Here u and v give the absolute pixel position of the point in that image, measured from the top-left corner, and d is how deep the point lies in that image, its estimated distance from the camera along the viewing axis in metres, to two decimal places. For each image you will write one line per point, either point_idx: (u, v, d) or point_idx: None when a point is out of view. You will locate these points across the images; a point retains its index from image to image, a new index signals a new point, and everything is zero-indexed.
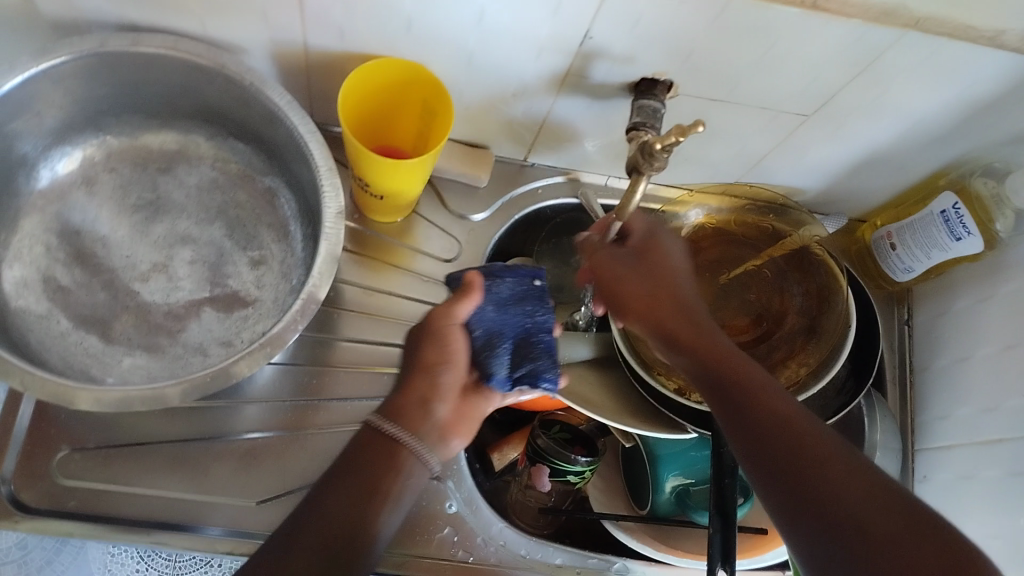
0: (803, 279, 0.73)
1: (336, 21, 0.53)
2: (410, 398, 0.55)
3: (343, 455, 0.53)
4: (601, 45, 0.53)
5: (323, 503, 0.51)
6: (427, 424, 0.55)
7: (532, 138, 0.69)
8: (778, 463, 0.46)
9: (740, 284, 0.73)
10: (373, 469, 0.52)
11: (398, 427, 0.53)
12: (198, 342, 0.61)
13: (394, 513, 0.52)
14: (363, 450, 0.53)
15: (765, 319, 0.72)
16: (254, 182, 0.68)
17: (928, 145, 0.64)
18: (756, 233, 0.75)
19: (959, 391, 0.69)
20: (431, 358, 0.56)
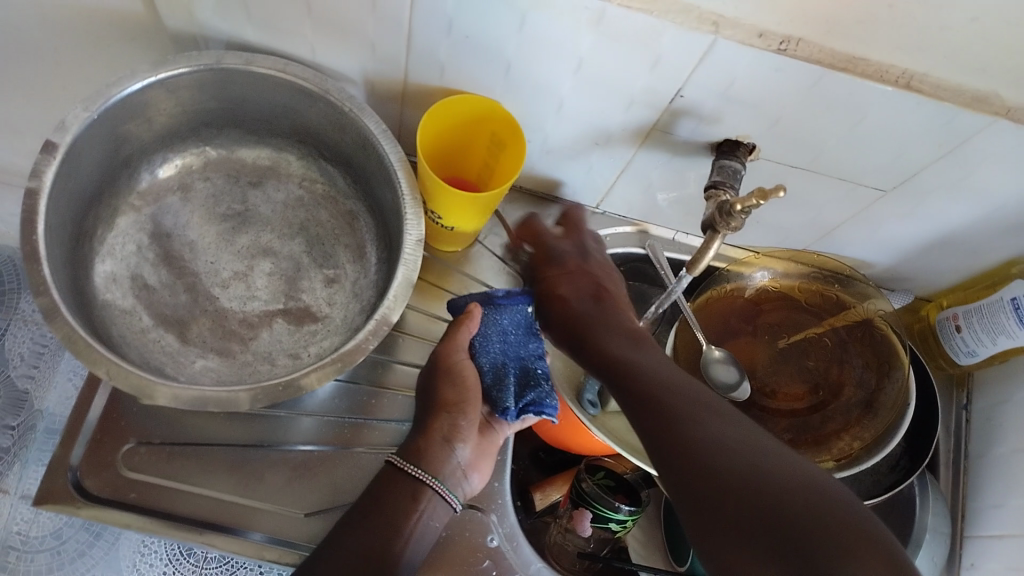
0: (864, 350, 0.73)
1: (439, 58, 0.56)
2: (432, 440, 0.59)
3: (369, 493, 0.57)
4: (691, 104, 0.55)
5: (349, 541, 0.54)
6: (447, 465, 0.59)
7: (608, 185, 0.70)
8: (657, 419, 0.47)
9: (799, 351, 0.74)
10: (402, 502, 0.56)
11: (418, 468, 0.57)
12: (268, 352, 0.64)
13: (418, 550, 0.56)
14: (388, 487, 0.57)
15: (822, 388, 0.72)
16: (337, 204, 0.71)
17: (1007, 232, 0.64)
18: (819, 301, 0.75)
19: (1015, 481, 0.68)
20: (448, 401, 0.59)
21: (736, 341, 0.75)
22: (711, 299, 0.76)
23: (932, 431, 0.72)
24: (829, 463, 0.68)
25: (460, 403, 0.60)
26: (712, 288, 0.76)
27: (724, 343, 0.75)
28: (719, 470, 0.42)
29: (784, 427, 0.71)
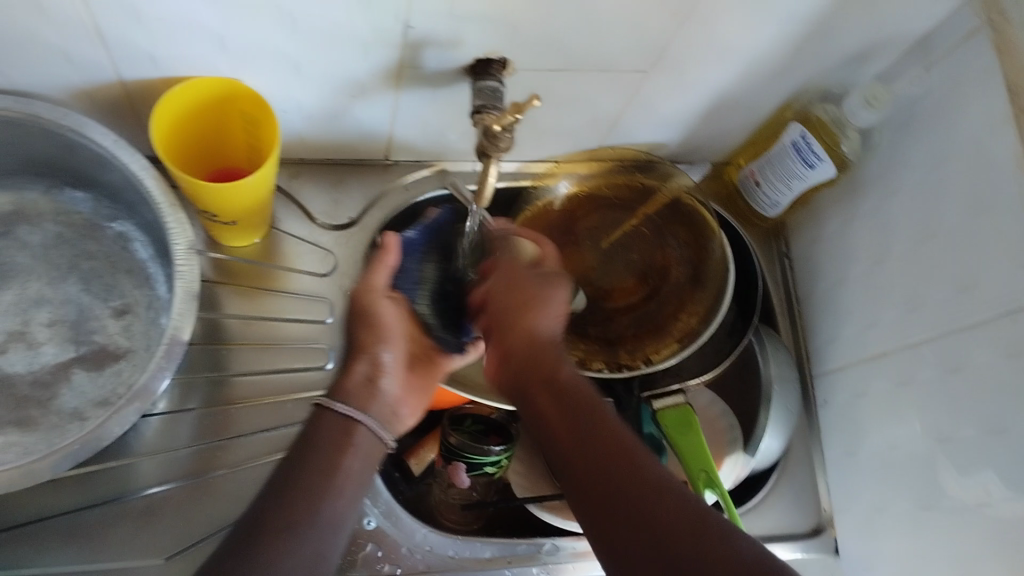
0: (679, 226, 0.74)
1: (145, 50, 0.51)
2: (355, 379, 0.61)
3: (300, 437, 0.56)
4: (424, 32, 0.53)
5: (290, 492, 0.53)
6: (375, 403, 0.61)
7: (387, 135, 0.67)
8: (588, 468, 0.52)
9: (622, 247, 0.76)
10: (331, 436, 0.57)
11: (348, 405, 0.58)
12: (72, 408, 0.59)
13: (356, 490, 0.56)
14: (318, 426, 0.57)
15: (651, 275, 0.74)
16: (103, 230, 0.64)
17: (770, 80, 0.65)
18: (627, 192, 0.75)
19: (841, 310, 0.71)
20: (372, 337, 0.62)
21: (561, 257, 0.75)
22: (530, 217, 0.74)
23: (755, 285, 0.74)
24: (673, 346, 0.70)
25: (379, 338, 0.62)
26: (525, 208, 0.75)
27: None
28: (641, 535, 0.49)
29: (625, 323, 0.73)
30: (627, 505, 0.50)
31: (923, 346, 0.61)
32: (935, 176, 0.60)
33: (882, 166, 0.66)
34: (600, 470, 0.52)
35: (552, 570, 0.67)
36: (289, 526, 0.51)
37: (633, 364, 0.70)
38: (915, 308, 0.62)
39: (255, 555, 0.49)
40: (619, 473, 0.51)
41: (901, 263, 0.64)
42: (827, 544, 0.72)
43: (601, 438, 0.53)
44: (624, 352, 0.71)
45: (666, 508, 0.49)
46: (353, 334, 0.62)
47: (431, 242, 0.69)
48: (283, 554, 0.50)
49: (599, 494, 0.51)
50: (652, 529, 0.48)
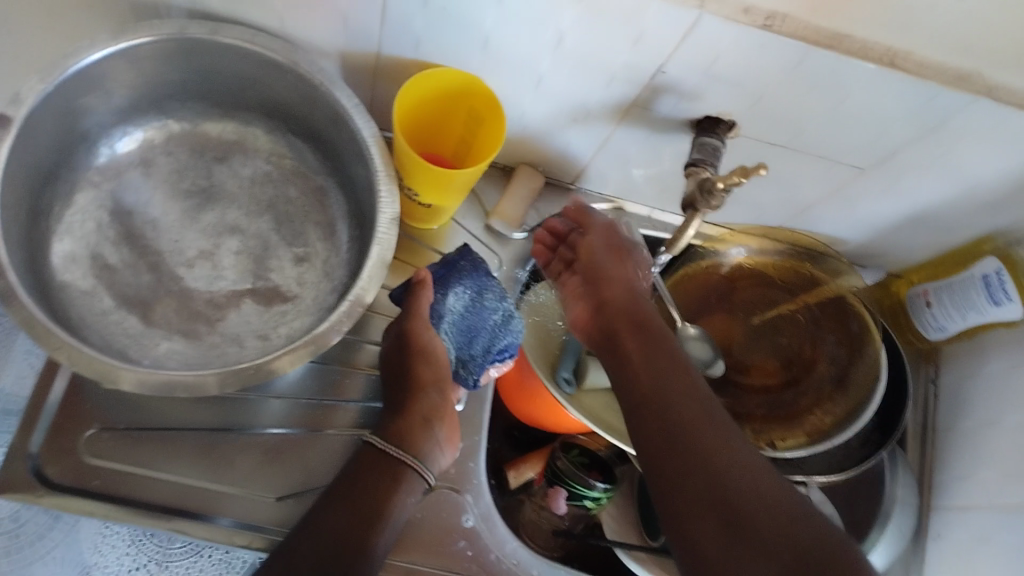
0: (834, 319, 0.74)
1: (415, 31, 0.54)
2: (413, 417, 0.60)
3: (345, 473, 0.57)
4: (674, 80, 0.54)
5: (342, 524, 0.54)
6: (426, 443, 0.60)
7: (587, 161, 0.68)
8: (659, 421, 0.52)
9: (773, 327, 0.75)
10: (382, 475, 0.57)
11: (401, 449, 0.58)
12: (237, 334, 0.62)
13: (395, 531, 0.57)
14: (367, 469, 0.57)
15: (794, 364, 0.74)
16: (307, 180, 0.68)
17: (978, 211, 0.64)
18: (792, 277, 0.75)
19: (984, 454, 0.69)
20: (427, 378, 0.61)
21: (711, 318, 0.75)
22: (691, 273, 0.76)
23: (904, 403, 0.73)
24: (801, 439, 0.69)
25: (435, 377, 0.62)
26: (689, 265, 0.76)
27: (699, 320, 0.74)
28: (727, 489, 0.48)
29: (757, 404, 0.72)
30: (701, 480, 0.48)
31: None
32: None
33: None
34: (661, 429, 0.51)
35: None
36: (330, 557, 0.52)
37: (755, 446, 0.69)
38: None
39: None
40: (689, 451, 0.50)
41: None
42: None
43: (669, 396, 0.53)
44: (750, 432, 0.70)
45: (736, 484, 0.48)
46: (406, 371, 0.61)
47: (456, 272, 0.64)
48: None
49: (658, 449, 0.51)
50: (721, 493, 0.48)
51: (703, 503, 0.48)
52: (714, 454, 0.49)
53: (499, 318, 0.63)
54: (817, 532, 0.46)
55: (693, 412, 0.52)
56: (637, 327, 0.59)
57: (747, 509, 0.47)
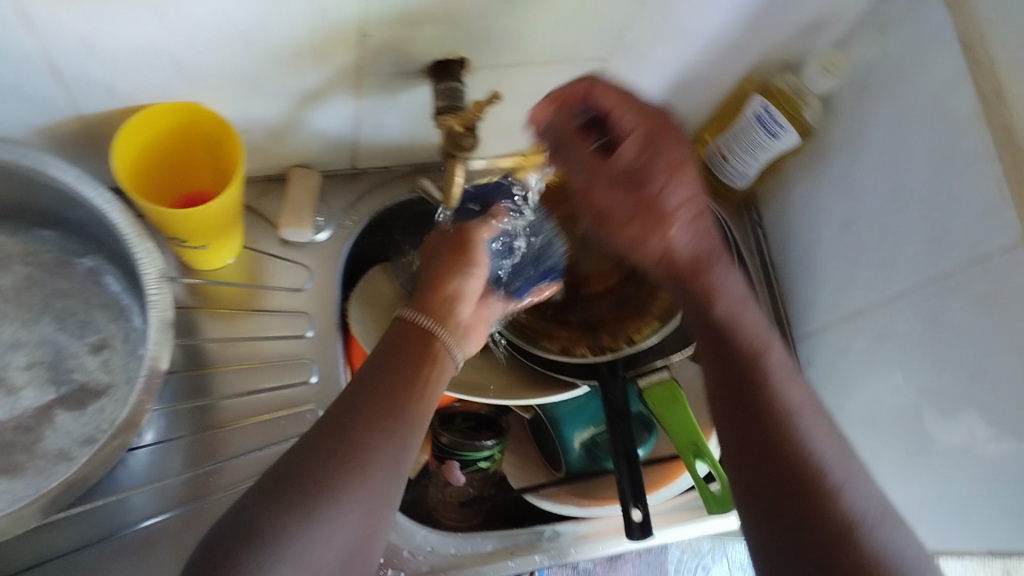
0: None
1: (102, 82, 0.50)
2: (442, 293, 0.61)
3: (380, 345, 0.56)
4: (383, 39, 0.52)
5: (377, 426, 0.49)
6: (451, 319, 0.60)
7: (353, 142, 0.66)
8: (734, 394, 0.51)
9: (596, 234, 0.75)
10: (410, 366, 0.54)
11: (430, 318, 0.58)
12: (59, 449, 0.58)
13: (426, 422, 0.52)
14: (404, 336, 0.56)
15: (627, 258, 0.75)
16: (72, 266, 0.63)
17: (729, 56, 0.65)
18: None
19: (818, 274, 0.72)
20: (461, 264, 0.64)
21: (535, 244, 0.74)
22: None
23: None
24: (654, 324, 0.71)
25: (466, 263, 0.64)
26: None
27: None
28: (773, 454, 0.48)
29: (604, 308, 0.74)
30: (750, 419, 0.49)
31: (900, 300, 0.62)
32: (897, 135, 0.61)
33: (843, 130, 0.66)
34: (732, 374, 0.51)
35: (555, 556, 0.69)
36: (373, 421, 0.49)
37: (615, 347, 0.70)
38: (889, 263, 0.63)
39: (317, 489, 0.45)
40: (750, 391, 0.50)
41: (871, 223, 0.65)
42: None
43: (738, 343, 0.52)
44: (608, 336, 0.72)
45: (790, 398, 0.50)
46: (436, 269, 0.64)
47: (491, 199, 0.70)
48: (354, 486, 0.46)
49: (728, 408, 0.51)
50: (776, 468, 0.47)
51: (766, 456, 0.48)
52: (780, 386, 0.50)
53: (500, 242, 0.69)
54: (821, 514, 0.45)
55: (748, 359, 0.51)
56: (695, 258, 0.53)
57: (795, 479, 0.46)
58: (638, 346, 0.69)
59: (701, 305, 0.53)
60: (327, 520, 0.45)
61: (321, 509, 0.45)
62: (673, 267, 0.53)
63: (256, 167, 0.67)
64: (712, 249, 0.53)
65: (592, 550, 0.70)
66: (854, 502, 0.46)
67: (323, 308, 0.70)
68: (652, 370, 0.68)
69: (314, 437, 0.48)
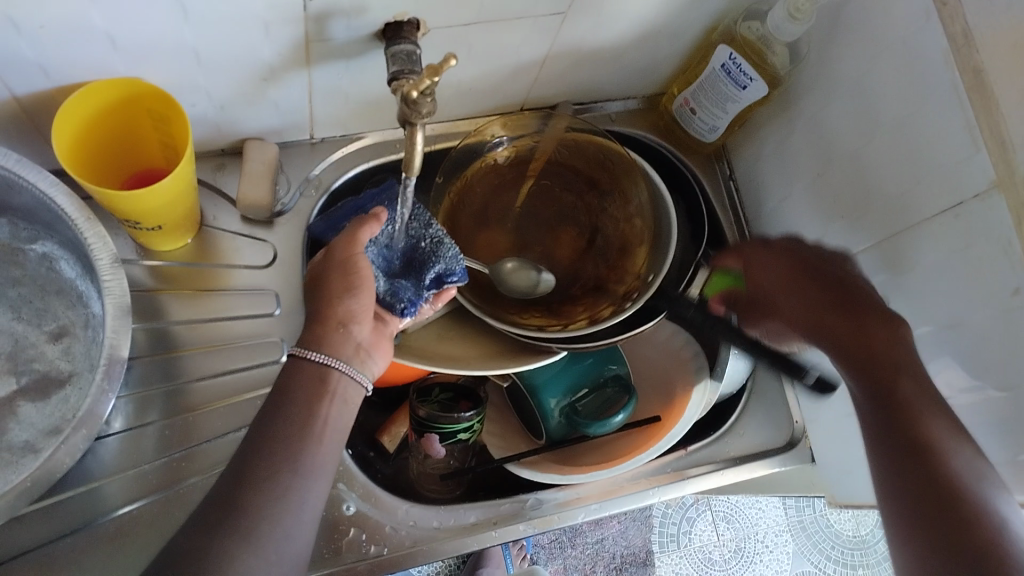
0: (591, 162, 0.72)
1: (32, 61, 0.48)
2: (329, 320, 0.56)
3: (275, 389, 0.54)
4: (327, 3, 0.50)
5: (279, 467, 0.50)
6: (346, 344, 0.56)
7: (308, 112, 0.64)
8: (884, 400, 0.55)
9: (534, 208, 0.73)
10: (310, 390, 0.53)
11: (323, 353, 0.54)
12: (24, 442, 0.57)
13: (336, 441, 0.53)
14: (292, 377, 0.53)
15: (579, 213, 0.73)
16: (22, 253, 0.61)
17: (691, 5, 0.63)
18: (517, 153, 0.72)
19: (791, 227, 0.71)
20: (338, 285, 0.57)
21: (477, 246, 0.71)
22: (459, 190, 0.71)
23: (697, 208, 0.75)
24: (644, 253, 0.70)
25: (347, 286, 0.57)
26: (438, 207, 0.70)
27: (472, 253, 0.70)
28: (920, 444, 0.52)
29: (595, 265, 0.72)
30: (903, 424, 0.54)
31: (874, 251, 0.61)
32: (867, 82, 0.59)
33: (811, 76, 0.65)
34: (887, 386, 0.56)
35: (536, 524, 0.68)
36: (274, 470, 0.50)
37: (635, 294, 0.69)
38: (862, 215, 0.62)
39: (236, 535, 0.47)
40: (887, 370, 0.56)
41: (842, 172, 0.64)
42: (803, 455, 0.74)
43: (879, 361, 0.57)
44: (616, 283, 0.70)
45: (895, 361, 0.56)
46: (328, 282, 0.57)
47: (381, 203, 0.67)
48: (269, 532, 0.48)
49: (883, 406, 0.56)
50: (912, 446, 0.53)
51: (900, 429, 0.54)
52: (899, 383, 0.55)
53: (426, 246, 0.64)
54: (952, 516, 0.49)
55: (892, 376, 0.56)
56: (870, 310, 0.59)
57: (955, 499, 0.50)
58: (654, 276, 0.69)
59: (822, 318, 0.61)
60: (254, 561, 0.47)
61: (232, 566, 0.46)
62: (843, 308, 0.60)
63: (212, 142, 0.66)
64: (867, 326, 0.58)
65: (573, 517, 0.69)
66: (959, 463, 0.51)
67: (289, 283, 0.69)
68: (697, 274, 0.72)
69: (231, 484, 0.49)
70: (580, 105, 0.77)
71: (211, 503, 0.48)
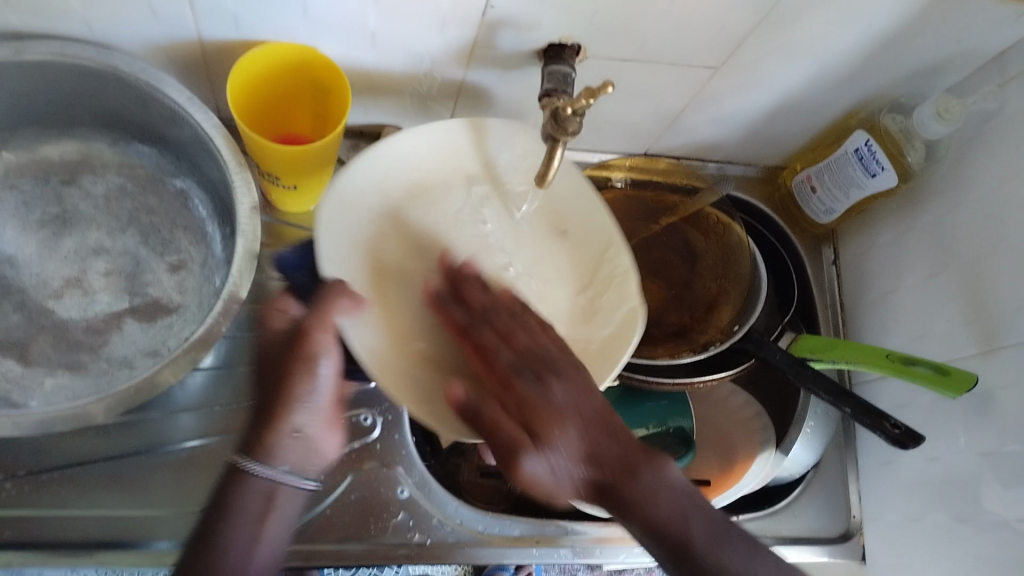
0: (693, 221, 0.73)
1: (229, 10, 0.51)
2: (278, 427, 0.52)
3: (209, 495, 0.52)
4: (505, 12, 0.52)
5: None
6: (295, 451, 0.53)
7: (450, 112, 0.67)
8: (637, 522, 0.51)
9: (640, 253, 0.72)
10: (252, 506, 0.51)
11: (272, 470, 0.52)
12: (124, 356, 0.59)
13: (278, 546, 0.53)
14: (233, 492, 0.51)
15: (677, 267, 0.72)
16: (164, 184, 0.65)
17: (838, 86, 0.65)
18: (635, 200, 0.73)
19: (889, 323, 0.71)
20: (293, 378, 0.52)
21: None
22: None
23: (790, 284, 0.75)
24: (730, 311, 0.69)
25: (307, 378, 0.52)
26: None
27: None
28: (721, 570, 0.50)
29: (678, 315, 0.70)
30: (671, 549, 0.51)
31: (973, 362, 0.61)
32: (1003, 196, 0.60)
33: (945, 179, 0.65)
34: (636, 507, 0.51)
35: (579, 553, 0.69)
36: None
37: (716, 344, 0.67)
38: (967, 323, 0.62)
39: None
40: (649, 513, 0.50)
41: (957, 277, 0.64)
42: (855, 551, 0.73)
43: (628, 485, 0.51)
44: (698, 333, 0.68)
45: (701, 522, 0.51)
46: (277, 366, 0.53)
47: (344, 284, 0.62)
48: None
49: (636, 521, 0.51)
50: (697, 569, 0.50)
51: (729, 559, 0.51)
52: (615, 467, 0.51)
53: None
54: None
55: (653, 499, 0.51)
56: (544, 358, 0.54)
57: None
58: (747, 329, 0.67)
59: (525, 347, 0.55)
60: None
61: None
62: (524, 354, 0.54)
63: (355, 120, 0.69)
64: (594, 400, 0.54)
65: (613, 556, 0.69)
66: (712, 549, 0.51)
67: None
68: (781, 339, 0.71)
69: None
70: (701, 161, 0.78)
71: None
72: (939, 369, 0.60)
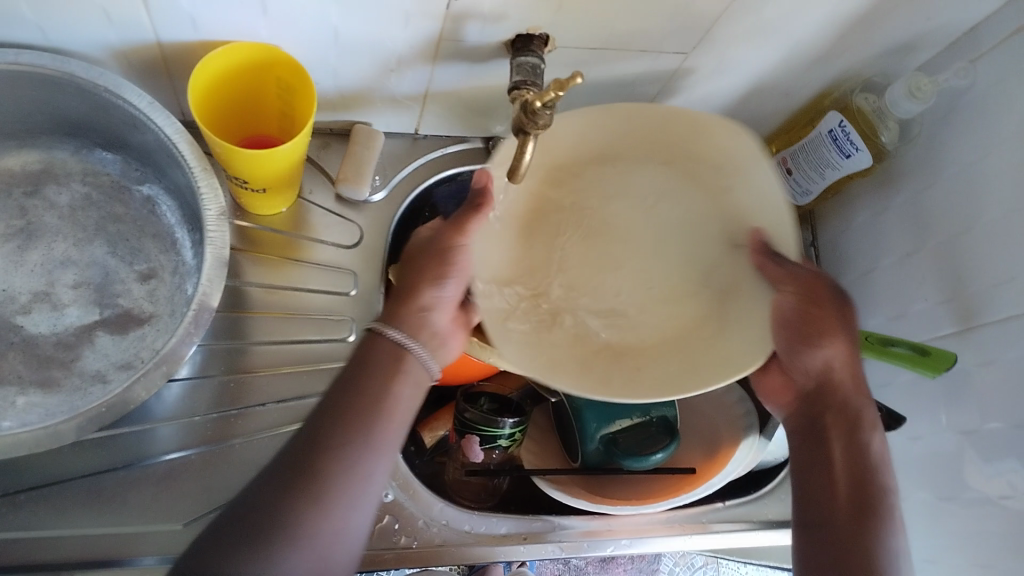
0: None
1: (186, 11, 0.50)
2: (413, 305, 0.54)
3: (352, 360, 0.52)
4: (470, 4, 0.51)
5: (352, 465, 0.48)
6: (428, 331, 0.54)
7: (419, 108, 0.66)
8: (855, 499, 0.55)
9: None
10: (390, 371, 0.52)
11: (403, 335, 0.53)
12: (96, 371, 0.58)
13: (405, 424, 0.51)
14: (372, 355, 0.52)
15: None
16: (130, 192, 0.64)
17: (811, 66, 0.64)
18: None
19: (868, 303, 0.71)
20: (430, 270, 0.54)
21: None
22: None
23: None
24: None
25: (442, 269, 0.54)
26: None
27: None
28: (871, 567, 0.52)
29: None
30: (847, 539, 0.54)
31: (953, 340, 0.61)
32: (976, 172, 0.60)
33: (919, 157, 0.65)
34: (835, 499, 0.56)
35: (566, 548, 0.68)
36: (325, 475, 0.47)
37: None
38: (946, 300, 0.62)
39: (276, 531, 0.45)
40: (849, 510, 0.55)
41: (934, 255, 0.64)
42: None
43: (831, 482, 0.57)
44: None
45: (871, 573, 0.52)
46: (420, 261, 0.55)
47: None
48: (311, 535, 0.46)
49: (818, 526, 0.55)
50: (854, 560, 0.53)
51: None
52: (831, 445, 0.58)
53: None
54: None
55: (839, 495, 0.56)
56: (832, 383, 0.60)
57: None
58: None
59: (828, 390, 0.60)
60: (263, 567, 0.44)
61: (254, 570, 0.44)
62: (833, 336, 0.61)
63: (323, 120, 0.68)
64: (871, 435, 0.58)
65: (601, 548, 0.68)
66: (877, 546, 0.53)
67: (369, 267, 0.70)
68: None
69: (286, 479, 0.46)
70: None
71: (204, 549, 0.45)
72: (918, 349, 0.60)
